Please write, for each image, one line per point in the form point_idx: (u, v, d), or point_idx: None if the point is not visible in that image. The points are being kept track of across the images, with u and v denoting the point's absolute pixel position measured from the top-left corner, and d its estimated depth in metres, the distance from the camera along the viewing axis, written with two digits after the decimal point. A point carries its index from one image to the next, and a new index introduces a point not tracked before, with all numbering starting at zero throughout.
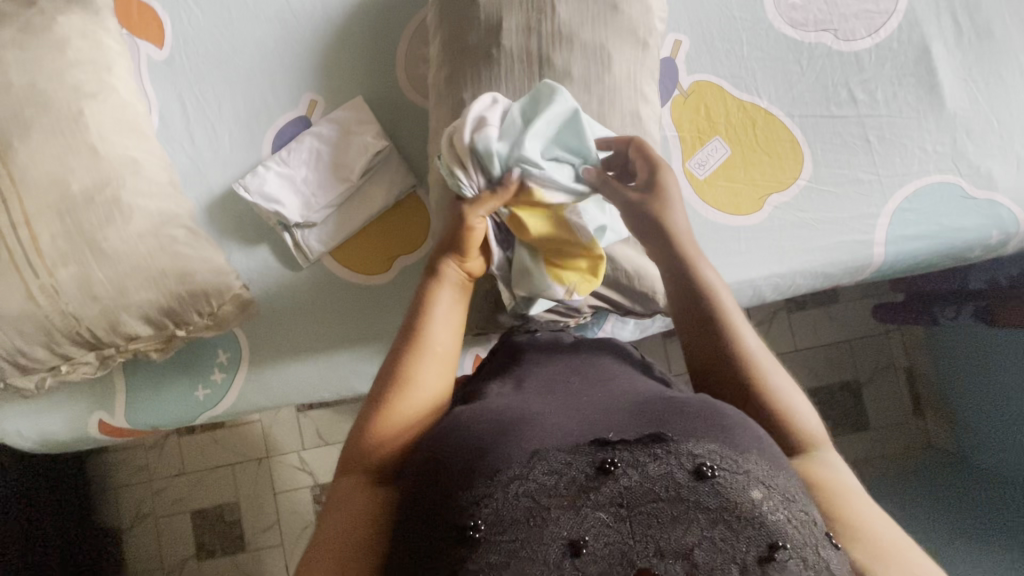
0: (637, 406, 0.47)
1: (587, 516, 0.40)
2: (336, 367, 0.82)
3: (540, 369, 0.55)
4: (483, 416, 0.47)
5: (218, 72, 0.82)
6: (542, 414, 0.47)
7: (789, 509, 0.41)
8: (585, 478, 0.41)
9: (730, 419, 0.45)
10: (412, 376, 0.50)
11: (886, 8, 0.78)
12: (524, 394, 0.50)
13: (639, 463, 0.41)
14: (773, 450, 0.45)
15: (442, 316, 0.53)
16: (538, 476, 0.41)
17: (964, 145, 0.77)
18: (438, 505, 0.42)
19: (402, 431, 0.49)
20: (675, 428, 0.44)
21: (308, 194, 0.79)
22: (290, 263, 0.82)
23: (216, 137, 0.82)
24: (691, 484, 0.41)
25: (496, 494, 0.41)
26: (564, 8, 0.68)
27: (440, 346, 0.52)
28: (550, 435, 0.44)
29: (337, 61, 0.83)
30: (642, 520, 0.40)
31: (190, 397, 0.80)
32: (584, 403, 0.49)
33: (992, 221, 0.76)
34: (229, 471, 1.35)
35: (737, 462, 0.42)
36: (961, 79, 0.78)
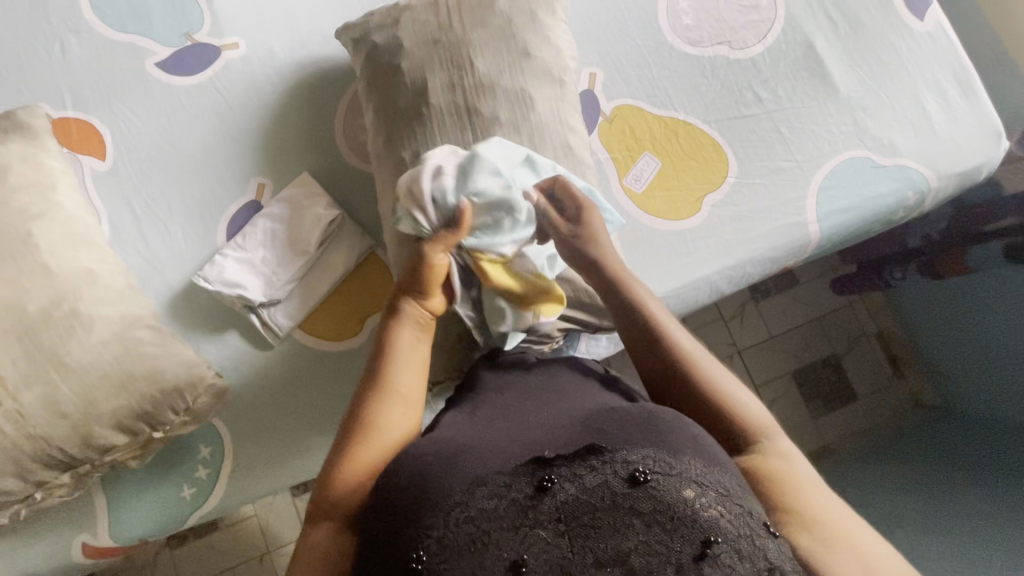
0: (581, 419, 0.49)
1: (527, 536, 0.40)
2: (323, 438, 0.81)
3: (495, 398, 0.57)
4: (427, 448, 0.47)
5: (163, 172, 0.85)
6: (486, 438, 0.48)
7: (723, 503, 0.42)
8: (524, 498, 0.41)
9: (666, 422, 0.47)
10: (380, 417, 0.51)
11: (767, 15, 0.87)
12: (471, 424, 0.51)
13: (577, 476, 0.42)
14: (711, 449, 0.46)
15: (405, 357, 0.55)
16: (478, 502, 0.41)
17: (864, 121, 0.84)
18: (384, 548, 0.42)
19: (370, 471, 0.49)
20: (612, 438, 0.46)
21: (269, 272, 0.80)
22: (261, 343, 0.82)
23: (170, 234, 0.83)
24: (625, 491, 0.42)
25: (437, 525, 0.41)
26: (481, 62, 0.74)
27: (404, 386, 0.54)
28: (490, 457, 0.45)
29: (279, 143, 0.87)
30: (580, 532, 0.40)
31: (177, 500, 0.78)
32: (531, 422, 0.50)
33: (905, 184, 0.83)
34: (231, 574, 1.29)
35: (671, 464, 0.43)
36: (847, 65, 0.86)
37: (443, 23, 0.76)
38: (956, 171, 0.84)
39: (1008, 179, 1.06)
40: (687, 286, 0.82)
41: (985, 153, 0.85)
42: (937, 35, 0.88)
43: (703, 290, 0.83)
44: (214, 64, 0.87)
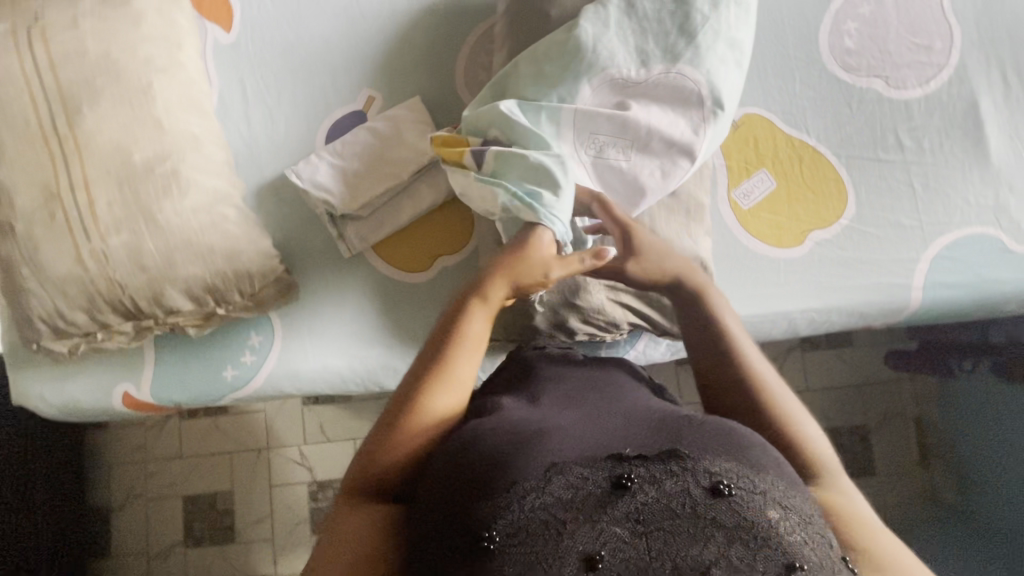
0: (655, 423, 0.49)
1: (603, 530, 0.40)
2: (365, 360, 0.82)
3: (559, 384, 0.56)
4: (503, 427, 0.47)
5: (280, 60, 0.84)
6: (558, 425, 0.48)
7: (806, 530, 0.42)
8: (601, 492, 0.42)
9: (745, 440, 0.46)
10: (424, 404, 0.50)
11: (938, 60, 0.80)
12: (540, 408, 0.51)
13: (657, 479, 0.42)
14: (789, 474, 0.46)
15: (470, 343, 0.54)
16: (555, 490, 0.42)
17: (1006, 199, 0.78)
18: (453, 514, 0.43)
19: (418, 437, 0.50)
20: (692, 445, 0.45)
21: (358, 186, 0.80)
22: (332, 252, 0.82)
23: (273, 122, 0.83)
24: (708, 502, 0.41)
25: (513, 508, 0.41)
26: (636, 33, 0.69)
27: (470, 332, 0.54)
28: (568, 448, 0.45)
29: (398, 61, 0.85)
30: (659, 536, 0.40)
31: (217, 377, 0.79)
32: (602, 415, 0.50)
33: None
34: (227, 458, 1.35)
35: (753, 482, 0.43)
36: (1008, 136, 0.79)
37: None
38: None
39: None
40: (767, 317, 0.79)
41: None
42: None
43: (780, 325, 0.80)
44: None
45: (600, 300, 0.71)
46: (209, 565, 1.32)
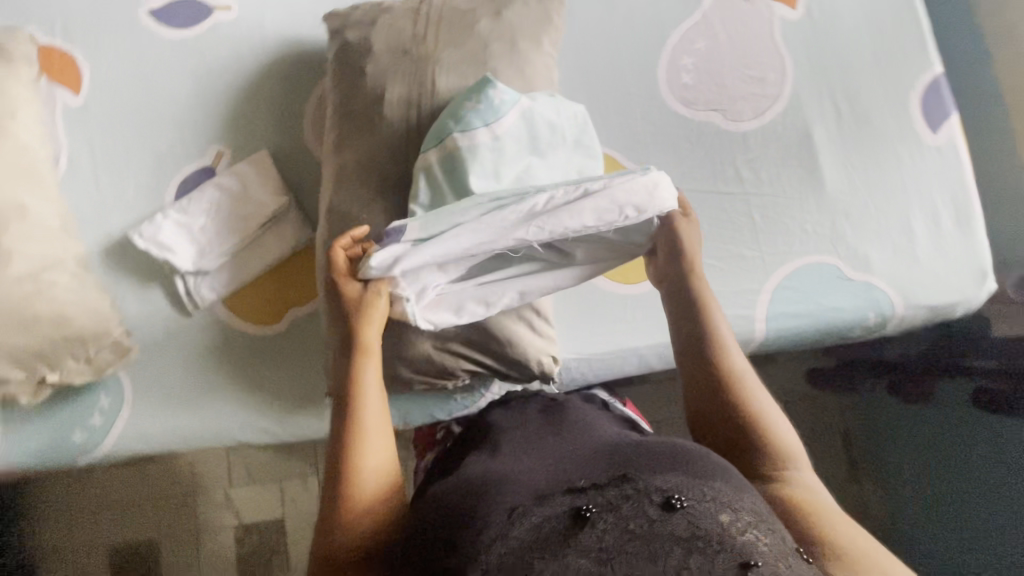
0: (606, 452, 0.46)
1: (571, 565, 0.38)
2: (217, 416, 0.81)
3: (513, 430, 0.54)
4: (461, 482, 0.46)
5: (129, 121, 0.85)
6: (515, 468, 0.46)
7: (756, 526, 0.41)
8: (563, 527, 0.39)
9: (692, 452, 0.45)
10: (355, 463, 0.49)
11: (772, 91, 0.81)
12: (499, 455, 0.50)
13: (613, 504, 0.40)
14: (736, 476, 0.45)
15: (372, 389, 0.53)
16: (519, 532, 0.39)
17: (842, 227, 0.78)
18: (432, 568, 0.40)
19: (362, 502, 0.48)
20: (641, 465, 0.43)
21: (204, 242, 0.81)
22: (180, 308, 0.82)
23: (121, 181, 0.84)
24: (662, 517, 0.39)
25: (480, 555, 0.39)
26: (511, 170, 0.65)
27: (366, 383, 0.53)
28: (523, 486, 0.43)
29: (247, 116, 0.86)
30: (624, 562, 0.38)
31: (65, 442, 0.78)
32: (558, 453, 0.48)
33: (868, 304, 0.76)
34: (152, 505, 1.35)
35: (703, 490, 0.42)
36: (842, 162, 0.79)
37: (418, 33, 0.73)
38: (929, 305, 0.76)
39: (1000, 314, 0.96)
40: (615, 354, 0.80)
41: (965, 292, 0.76)
42: (947, 152, 0.79)
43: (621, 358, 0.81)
44: (204, 22, 0.87)
45: (427, 351, 0.70)
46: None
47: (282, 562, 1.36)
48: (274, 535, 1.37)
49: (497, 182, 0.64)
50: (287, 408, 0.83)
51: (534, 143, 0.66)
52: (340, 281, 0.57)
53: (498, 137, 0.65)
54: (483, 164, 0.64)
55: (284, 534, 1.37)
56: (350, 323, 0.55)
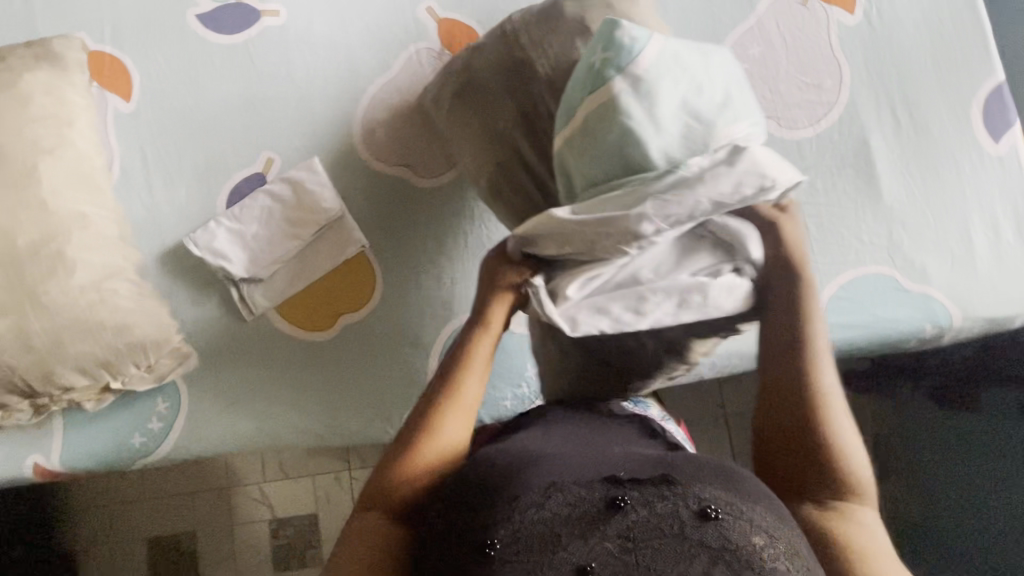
0: (657, 457, 0.53)
1: (595, 545, 0.45)
2: (271, 421, 0.83)
3: (560, 422, 0.61)
4: (507, 456, 0.53)
5: (179, 127, 0.85)
6: (558, 452, 0.53)
7: (790, 559, 0.46)
8: (597, 510, 0.47)
9: (742, 475, 0.51)
10: (437, 425, 0.58)
11: (828, 99, 0.80)
12: (550, 440, 0.56)
13: (648, 502, 0.47)
14: (778, 504, 0.50)
15: (477, 371, 0.62)
16: (554, 506, 0.47)
17: (900, 238, 0.77)
18: (465, 532, 0.48)
19: (434, 457, 0.57)
20: (685, 473, 0.50)
21: (257, 249, 0.82)
22: (234, 314, 0.83)
23: (173, 187, 0.84)
24: (695, 524, 0.46)
25: (513, 520, 0.47)
26: (667, 118, 0.54)
27: (475, 361, 0.62)
28: (569, 470, 0.50)
29: (296, 122, 0.86)
30: (646, 553, 0.45)
31: (127, 445, 0.80)
32: (606, 447, 0.55)
33: (925, 316, 0.75)
34: (190, 499, 1.38)
35: (740, 508, 0.47)
36: (900, 172, 0.78)
37: None
38: (986, 317, 0.75)
39: None
40: None
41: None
42: (1008, 163, 0.78)
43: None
44: (252, 27, 0.87)
45: None
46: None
47: (317, 554, 1.39)
48: (309, 528, 1.39)
49: (653, 139, 0.53)
50: (339, 414, 0.84)
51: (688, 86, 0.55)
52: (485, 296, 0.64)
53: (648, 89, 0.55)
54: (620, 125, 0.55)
55: (318, 528, 1.39)
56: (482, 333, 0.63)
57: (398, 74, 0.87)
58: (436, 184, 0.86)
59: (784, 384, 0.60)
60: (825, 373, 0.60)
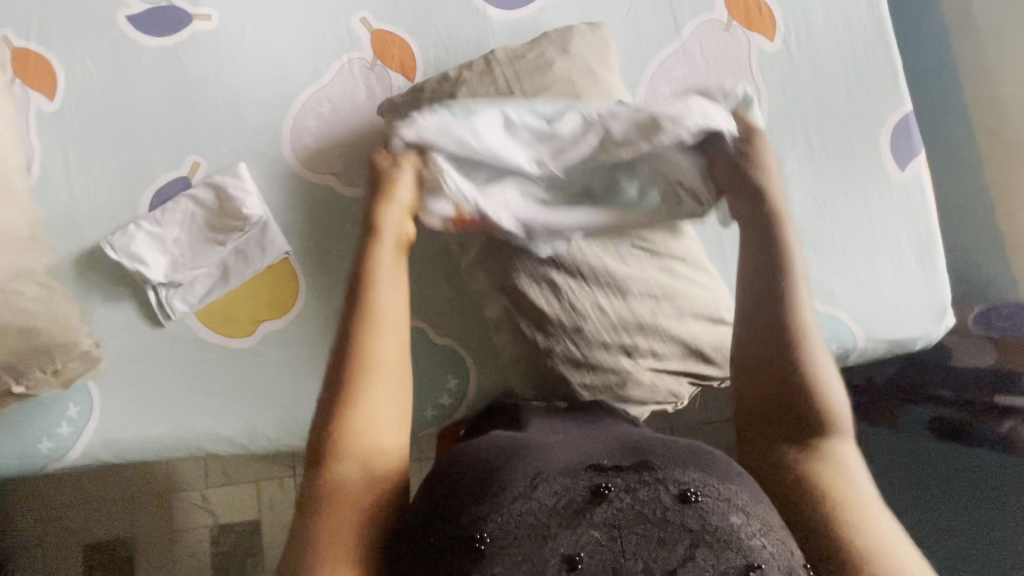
0: (634, 444, 0.52)
1: (582, 533, 0.44)
2: (187, 427, 0.82)
3: (539, 418, 0.60)
4: (488, 446, 0.51)
5: (104, 128, 0.85)
6: (540, 443, 0.52)
7: (767, 536, 0.45)
8: (581, 500, 0.45)
9: (713, 457, 0.51)
10: (359, 398, 0.52)
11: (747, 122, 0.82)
12: (529, 433, 0.55)
13: (632, 488, 0.46)
14: (758, 489, 0.50)
15: (385, 325, 0.54)
16: (540, 496, 0.45)
17: (809, 260, 0.79)
18: (440, 526, 0.46)
19: (363, 440, 0.51)
20: (664, 458, 0.49)
21: (178, 254, 0.81)
22: (152, 319, 0.82)
23: (96, 188, 0.83)
24: (676, 507, 0.45)
25: (500, 513, 0.44)
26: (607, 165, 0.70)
27: (381, 311, 0.55)
28: (551, 459, 0.48)
29: (225, 127, 0.86)
30: (632, 539, 0.43)
31: (33, 449, 0.78)
32: (586, 439, 0.54)
33: (831, 335, 0.77)
34: (128, 504, 1.35)
35: (718, 491, 0.47)
36: (812, 196, 0.80)
37: None
38: (889, 339, 0.77)
39: (964, 350, 0.95)
40: None
41: (925, 328, 0.78)
42: (913, 191, 0.81)
43: (710, 364, 0.77)
44: (183, 30, 0.86)
45: None
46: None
47: (258, 562, 1.36)
48: (251, 535, 1.37)
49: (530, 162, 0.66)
50: (256, 421, 0.83)
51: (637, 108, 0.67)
52: (381, 195, 0.62)
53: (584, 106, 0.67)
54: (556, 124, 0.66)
55: (260, 534, 1.37)
56: (382, 239, 0.59)
57: (330, 83, 0.87)
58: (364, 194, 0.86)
59: (765, 321, 0.61)
60: (820, 361, 0.59)
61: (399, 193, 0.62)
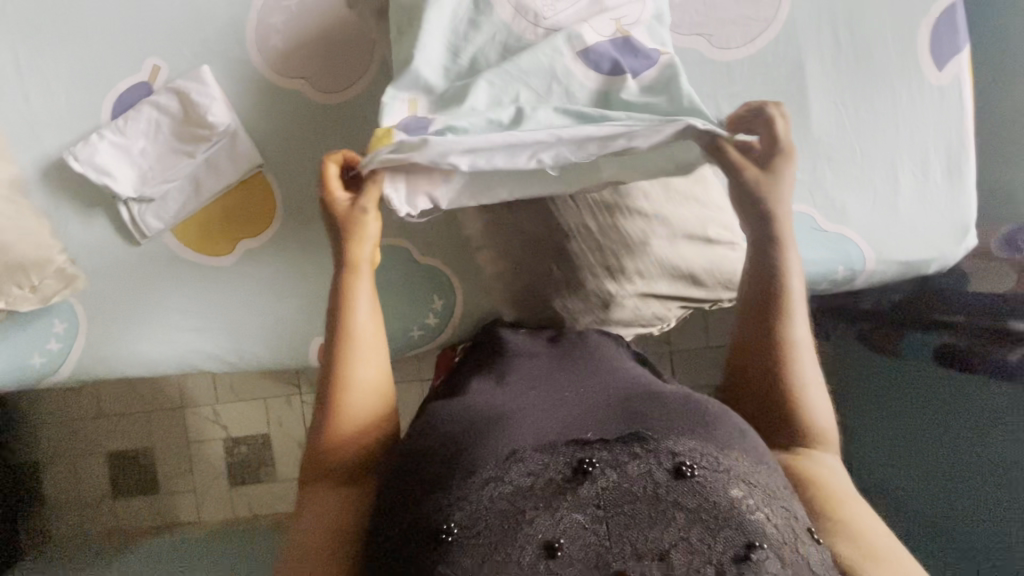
0: (622, 401, 0.50)
1: (562, 517, 0.41)
2: (176, 343, 0.82)
3: (521, 365, 0.57)
4: (468, 412, 0.49)
5: (53, 27, 0.77)
6: (524, 410, 0.49)
7: (770, 505, 0.44)
8: (562, 479, 0.43)
9: (712, 414, 0.48)
10: (352, 380, 0.56)
11: (766, 15, 0.72)
12: (507, 392, 0.52)
13: (619, 463, 0.43)
14: (756, 445, 0.48)
15: (368, 312, 0.59)
16: (513, 478, 0.43)
17: (823, 174, 0.72)
18: (415, 507, 0.44)
19: (357, 419, 0.56)
20: (657, 425, 0.46)
21: (146, 167, 0.76)
22: (128, 236, 0.79)
23: (53, 96, 0.77)
24: (670, 483, 0.43)
25: (469, 497, 0.43)
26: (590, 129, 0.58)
27: (363, 307, 0.58)
28: (529, 433, 0.46)
29: (183, 25, 0.78)
30: (619, 521, 0.41)
31: (26, 364, 0.79)
32: (569, 397, 0.51)
33: (839, 256, 0.72)
34: (144, 418, 1.40)
35: (717, 459, 0.45)
36: (832, 101, 0.72)
37: None
38: (901, 260, 0.72)
39: (982, 272, 0.91)
40: None
41: (941, 250, 0.72)
42: (948, 94, 0.72)
43: (701, 286, 0.72)
44: None
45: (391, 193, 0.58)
46: (136, 515, 1.41)
47: (269, 471, 1.43)
48: (262, 447, 1.42)
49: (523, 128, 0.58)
50: (244, 339, 0.83)
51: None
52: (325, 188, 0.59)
53: (562, 60, 0.61)
54: (516, 88, 0.61)
55: (270, 447, 1.42)
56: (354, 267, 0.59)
57: None
58: (338, 101, 0.79)
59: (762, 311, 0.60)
60: (797, 324, 0.59)
61: (369, 229, 0.59)
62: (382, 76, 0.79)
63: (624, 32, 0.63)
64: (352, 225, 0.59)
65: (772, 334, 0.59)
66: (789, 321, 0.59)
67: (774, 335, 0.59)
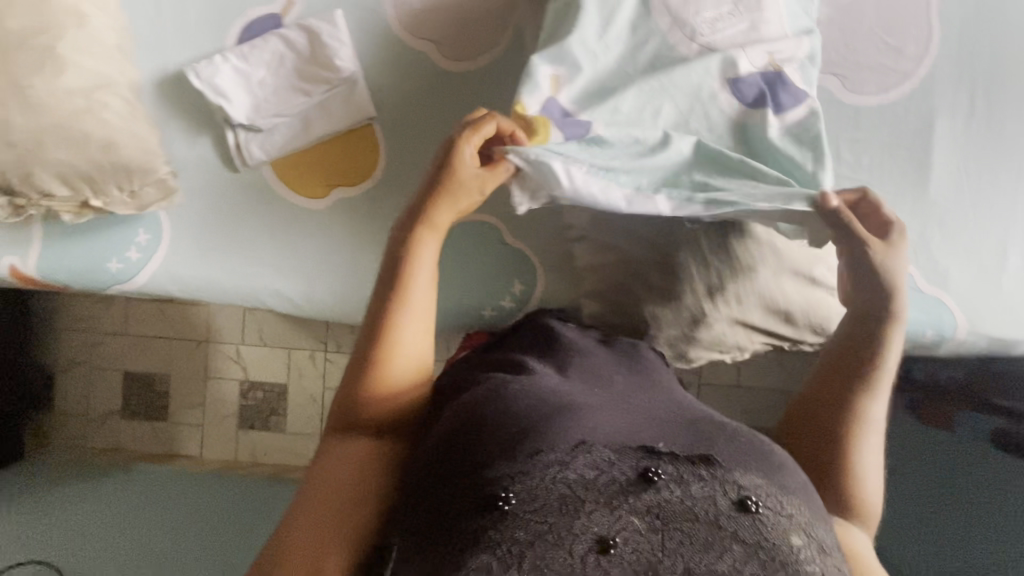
0: (685, 421, 0.49)
1: (621, 517, 0.40)
2: (249, 274, 0.81)
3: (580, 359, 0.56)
4: (535, 392, 0.48)
5: None
6: (591, 403, 0.48)
7: (824, 562, 0.42)
8: (625, 480, 0.42)
9: (779, 458, 0.46)
10: (398, 343, 0.53)
11: (905, 68, 0.72)
12: (571, 383, 0.51)
13: (684, 479, 0.42)
14: (817, 502, 0.47)
15: (427, 276, 0.54)
16: (578, 467, 0.42)
17: (931, 235, 0.72)
18: (468, 475, 0.43)
19: (397, 381, 0.53)
20: (724, 452, 0.45)
21: (261, 97, 0.77)
22: (228, 161, 0.79)
23: (183, 10, 0.78)
24: (732, 513, 0.41)
25: (531, 474, 0.42)
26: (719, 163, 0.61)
27: (423, 269, 0.54)
28: (596, 428, 0.45)
29: None
30: (675, 535, 0.40)
31: (102, 267, 0.79)
32: (632, 403, 0.50)
33: (931, 321, 0.71)
34: (168, 344, 1.38)
35: (781, 503, 0.43)
36: (955, 166, 0.72)
37: None
38: (990, 335, 0.72)
39: None
40: None
41: None
42: None
43: (790, 325, 0.71)
44: None
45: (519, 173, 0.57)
46: (142, 438, 1.41)
47: (280, 421, 1.39)
48: (276, 396, 1.39)
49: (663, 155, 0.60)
50: (315, 282, 0.82)
51: (746, 24, 0.65)
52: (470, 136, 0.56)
53: (711, 82, 0.63)
54: (661, 101, 0.63)
55: (285, 398, 1.39)
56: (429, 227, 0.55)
57: None
58: (461, 71, 0.79)
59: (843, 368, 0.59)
60: (879, 395, 0.58)
61: (466, 201, 0.57)
62: (508, 55, 0.79)
63: (776, 66, 0.64)
64: (455, 184, 0.56)
65: (853, 394, 0.58)
66: (870, 388, 0.58)
67: (850, 395, 0.57)
